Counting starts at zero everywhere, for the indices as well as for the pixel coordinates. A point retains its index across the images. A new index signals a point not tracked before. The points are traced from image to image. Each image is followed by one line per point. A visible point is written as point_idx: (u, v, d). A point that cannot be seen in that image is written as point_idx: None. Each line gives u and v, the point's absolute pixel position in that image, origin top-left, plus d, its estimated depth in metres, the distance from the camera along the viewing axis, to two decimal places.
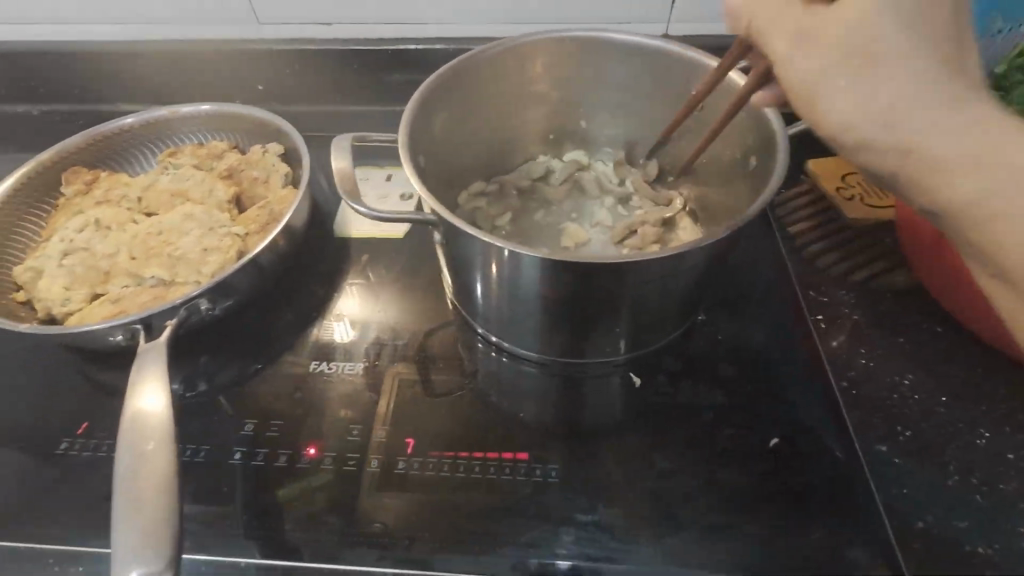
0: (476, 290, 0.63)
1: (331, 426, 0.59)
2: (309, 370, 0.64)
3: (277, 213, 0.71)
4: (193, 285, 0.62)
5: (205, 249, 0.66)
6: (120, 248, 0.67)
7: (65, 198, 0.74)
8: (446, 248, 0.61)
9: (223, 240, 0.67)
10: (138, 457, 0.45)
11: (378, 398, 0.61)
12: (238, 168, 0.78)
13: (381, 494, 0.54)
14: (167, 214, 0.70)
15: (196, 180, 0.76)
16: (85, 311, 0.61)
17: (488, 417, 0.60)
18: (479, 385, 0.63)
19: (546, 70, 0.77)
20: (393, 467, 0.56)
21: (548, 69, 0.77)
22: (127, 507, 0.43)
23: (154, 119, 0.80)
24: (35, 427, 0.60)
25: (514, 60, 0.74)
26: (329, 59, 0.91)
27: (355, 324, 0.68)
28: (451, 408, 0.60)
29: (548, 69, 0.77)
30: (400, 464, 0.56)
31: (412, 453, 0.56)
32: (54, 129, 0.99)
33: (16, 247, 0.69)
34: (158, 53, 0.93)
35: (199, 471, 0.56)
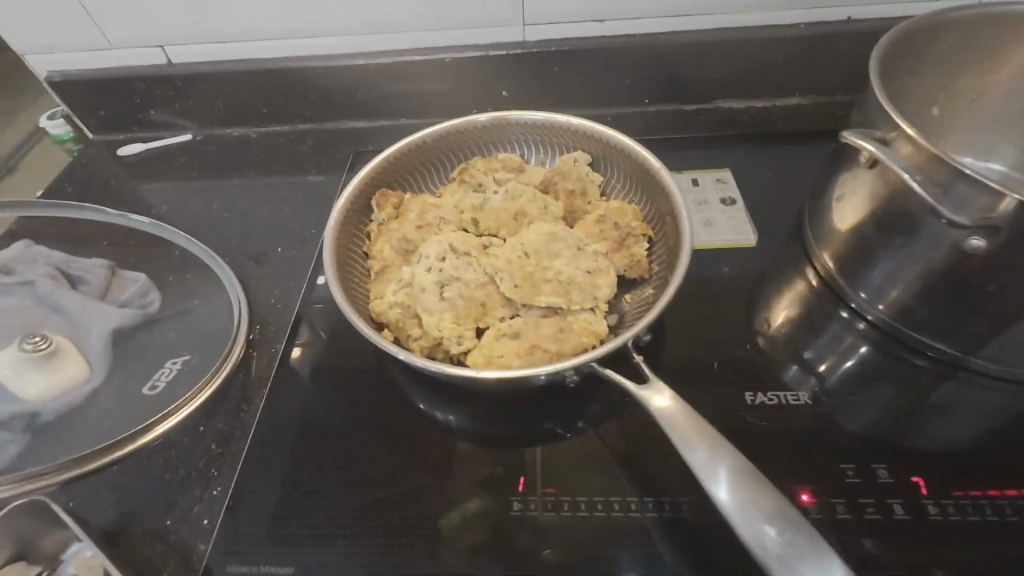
0: (948, 310, 0.57)
1: (820, 469, 0.54)
2: (747, 404, 0.59)
3: (636, 229, 0.65)
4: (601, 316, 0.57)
5: (590, 271, 0.59)
6: (488, 275, 0.60)
7: (377, 223, 0.68)
8: (897, 252, 0.57)
9: (598, 260, 0.61)
10: (699, 448, 0.48)
11: (843, 433, 0.57)
12: (551, 180, 0.71)
13: (928, 545, 0.49)
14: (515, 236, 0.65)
15: (530, 197, 0.68)
16: (486, 348, 0.56)
17: (952, 432, 0.57)
18: (949, 410, 0.59)
19: (948, 51, 0.71)
20: (921, 513, 0.51)
21: (949, 51, 0.71)
22: (724, 483, 0.46)
23: (444, 134, 0.74)
24: (467, 485, 0.54)
25: (917, 46, 0.68)
26: (593, 61, 0.85)
27: (757, 343, 0.64)
28: (932, 441, 0.56)
29: (949, 52, 0.71)
30: (928, 508, 0.51)
31: (929, 495, 0.52)
32: (287, 152, 0.94)
33: (354, 277, 0.63)
34: (402, 66, 0.87)
35: (699, 529, 0.51)
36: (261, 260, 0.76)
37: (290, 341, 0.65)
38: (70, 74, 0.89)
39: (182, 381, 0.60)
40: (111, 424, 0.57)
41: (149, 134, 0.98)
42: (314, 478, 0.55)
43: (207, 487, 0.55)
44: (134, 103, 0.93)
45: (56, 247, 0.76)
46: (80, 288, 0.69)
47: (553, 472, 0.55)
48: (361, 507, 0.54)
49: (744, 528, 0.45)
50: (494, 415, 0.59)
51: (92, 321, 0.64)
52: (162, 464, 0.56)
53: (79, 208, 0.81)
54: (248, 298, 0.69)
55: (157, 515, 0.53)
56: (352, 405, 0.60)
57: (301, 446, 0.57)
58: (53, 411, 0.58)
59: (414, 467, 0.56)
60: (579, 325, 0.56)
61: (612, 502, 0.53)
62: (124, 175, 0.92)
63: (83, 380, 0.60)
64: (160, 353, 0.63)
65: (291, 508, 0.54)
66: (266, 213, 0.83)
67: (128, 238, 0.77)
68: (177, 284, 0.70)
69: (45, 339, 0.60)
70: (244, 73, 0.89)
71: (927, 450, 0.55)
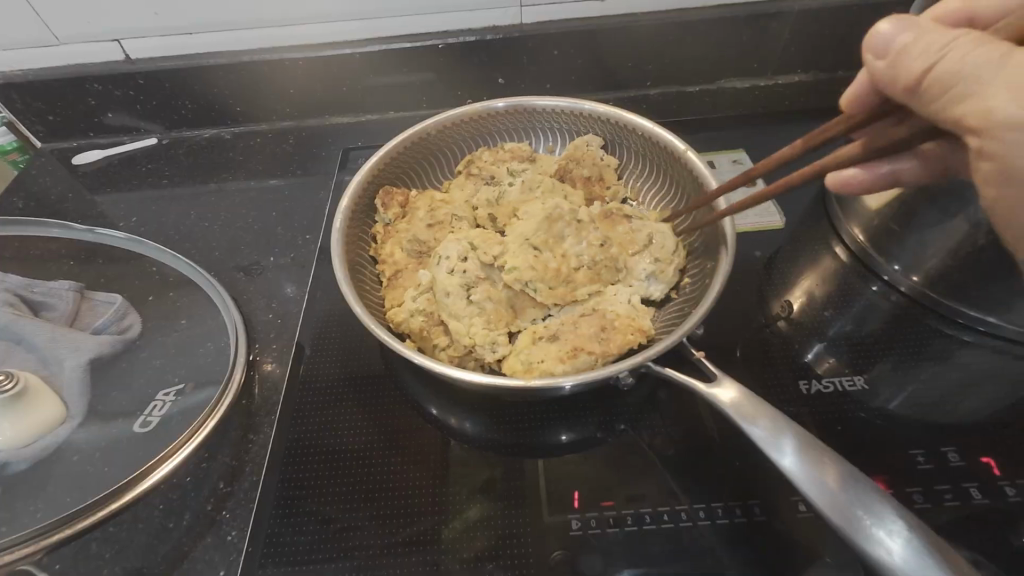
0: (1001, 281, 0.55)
1: (886, 455, 0.51)
2: (802, 393, 0.55)
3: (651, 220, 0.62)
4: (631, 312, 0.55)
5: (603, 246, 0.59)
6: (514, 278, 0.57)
7: (385, 224, 0.63)
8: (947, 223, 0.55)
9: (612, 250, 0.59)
10: (768, 430, 0.44)
11: (900, 417, 0.54)
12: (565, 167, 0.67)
13: (1011, 529, 0.46)
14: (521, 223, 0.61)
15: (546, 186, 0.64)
16: (521, 353, 0.53)
17: (1013, 402, 0.54)
18: (1005, 382, 0.56)
19: None
20: (1001, 495, 0.48)
21: None
22: (790, 452, 0.43)
23: (446, 125, 0.69)
24: (514, 505, 0.49)
25: None
26: (592, 42, 0.80)
27: (800, 326, 0.61)
28: (993, 417, 0.53)
29: None
30: (1006, 489, 0.48)
31: (1005, 474, 0.49)
32: (265, 152, 0.86)
33: (366, 283, 0.59)
34: (390, 55, 0.80)
35: (771, 531, 0.47)
36: (252, 272, 0.69)
37: (297, 360, 0.59)
38: (11, 75, 0.79)
39: (177, 415, 0.53)
40: (97, 470, 0.49)
41: (108, 140, 0.88)
42: (341, 511, 0.49)
43: (219, 532, 0.48)
44: (88, 106, 0.83)
45: (13, 271, 0.67)
46: (45, 315, 0.61)
47: (608, 484, 0.50)
48: (400, 539, 0.47)
49: (817, 496, 0.41)
50: (534, 424, 0.54)
51: (64, 352, 0.56)
52: (164, 510, 0.49)
53: (39, 224, 0.72)
54: (243, 315, 0.63)
55: (165, 569, 0.47)
56: (376, 425, 0.54)
57: (322, 476, 0.51)
58: (26, 459, 0.50)
59: (453, 490, 0.50)
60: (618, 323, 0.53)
61: (678, 511, 0.48)
62: (82, 186, 0.83)
63: (61, 421, 0.52)
64: (148, 383, 0.56)
65: (319, 548, 0.47)
66: (251, 220, 0.76)
67: (96, 256, 0.69)
68: (159, 304, 0.63)
69: (11, 377, 0.50)
70: (214, 68, 0.80)
71: (993, 424, 0.52)
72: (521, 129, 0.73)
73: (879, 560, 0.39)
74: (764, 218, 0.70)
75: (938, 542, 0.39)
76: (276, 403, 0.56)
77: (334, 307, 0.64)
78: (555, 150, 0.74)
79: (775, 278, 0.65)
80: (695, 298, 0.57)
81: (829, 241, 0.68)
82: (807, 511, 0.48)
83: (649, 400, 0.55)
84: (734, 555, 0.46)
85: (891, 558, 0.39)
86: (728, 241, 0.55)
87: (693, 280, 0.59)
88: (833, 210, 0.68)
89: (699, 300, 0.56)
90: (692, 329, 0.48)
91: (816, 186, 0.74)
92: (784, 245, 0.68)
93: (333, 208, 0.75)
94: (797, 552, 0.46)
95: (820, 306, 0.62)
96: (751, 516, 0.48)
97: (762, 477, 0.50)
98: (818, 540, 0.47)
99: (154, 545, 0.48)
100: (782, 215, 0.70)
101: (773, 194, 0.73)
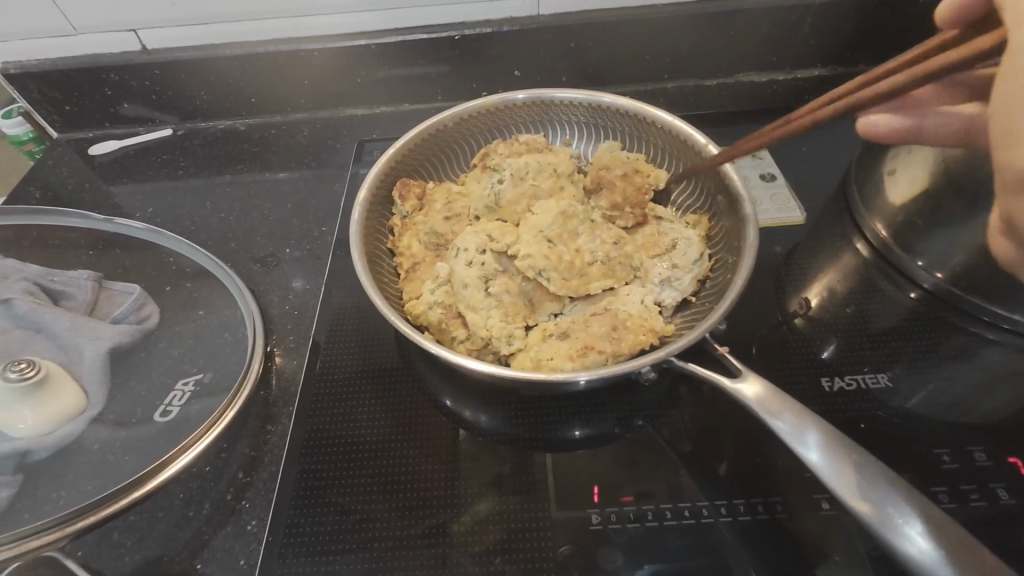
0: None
1: (910, 454, 0.50)
2: (825, 390, 0.55)
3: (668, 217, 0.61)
4: (648, 308, 0.54)
5: (617, 242, 0.58)
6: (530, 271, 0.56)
7: (401, 217, 0.63)
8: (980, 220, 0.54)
9: (627, 247, 0.58)
10: (794, 424, 0.44)
11: (924, 415, 0.53)
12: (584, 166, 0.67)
13: None
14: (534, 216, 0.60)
15: (562, 179, 0.64)
16: (532, 350, 0.52)
17: None
18: None
19: None
20: None
21: None
22: (815, 447, 0.43)
23: (463, 117, 0.69)
24: (533, 499, 0.49)
25: None
26: (610, 33, 0.79)
27: (821, 323, 0.60)
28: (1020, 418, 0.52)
29: None
30: None
31: None
32: (280, 143, 0.86)
33: (384, 274, 0.58)
34: (405, 46, 0.80)
35: (794, 529, 0.47)
36: (268, 264, 0.69)
37: (314, 352, 0.59)
38: (28, 66, 0.79)
39: (195, 404, 0.53)
40: (118, 459, 0.50)
41: (123, 131, 0.89)
42: (360, 502, 0.49)
43: (238, 521, 0.48)
44: (104, 97, 0.84)
45: (32, 261, 0.67)
46: (64, 304, 0.61)
47: (628, 478, 0.50)
48: (419, 531, 0.47)
49: (844, 492, 0.41)
50: (552, 418, 0.54)
51: (83, 341, 0.56)
52: (184, 499, 0.50)
53: (55, 213, 0.72)
54: (259, 306, 0.62)
55: (186, 558, 0.47)
56: (393, 417, 0.54)
57: (341, 467, 0.51)
58: (46, 448, 0.50)
59: (472, 483, 0.50)
60: (635, 317, 0.53)
61: (699, 508, 0.48)
62: (98, 176, 0.83)
63: (80, 410, 0.53)
64: (167, 373, 0.57)
65: (338, 539, 0.47)
66: (266, 212, 0.76)
67: (114, 246, 0.69)
68: (177, 294, 0.63)
69: (33, 363, 0.51)
70: (228, 58, 0.80)
71: (1020, 424, 0.52)
72: (536, 122, 0.72)
73: (908, 557, 0.39)
74: (784, 214, 0.69)
75: (968, 540, 0.39)
76: (294, 394, 0.56)
77: (351, 300, 0.64)
78: (572, 143, 0.73)
79: (795, 274, 0.64)
80: (716, 295, 0.56)
81: (850, 237, 0.67)
82: (830, 509, 0.47)
83: (668, 395, 0.55)
84: (753, 552, 0.46)
85: (920, 555, 0.38)
86: (748, 235, 0.54)
87: (713, 275, 0.58)
88: (855, 206, 0.67)
89: (719, 296, 0.55)
90: (716, 323, 0.48)
91: (837, 181, 0.73)
92: (803, 241, 0.67)
93: (348, 200, 0.75)
94: (819, 551, 0.46)
95: (842, 303, 0.62)
96: (774, 512, 0.47)
97: (783, 473, 0.49)
98: (840, 540, 0.46)
99: (175, 534, 0.48)
100: (802, 210, 0.70)
101: (793, 189, 0.72)
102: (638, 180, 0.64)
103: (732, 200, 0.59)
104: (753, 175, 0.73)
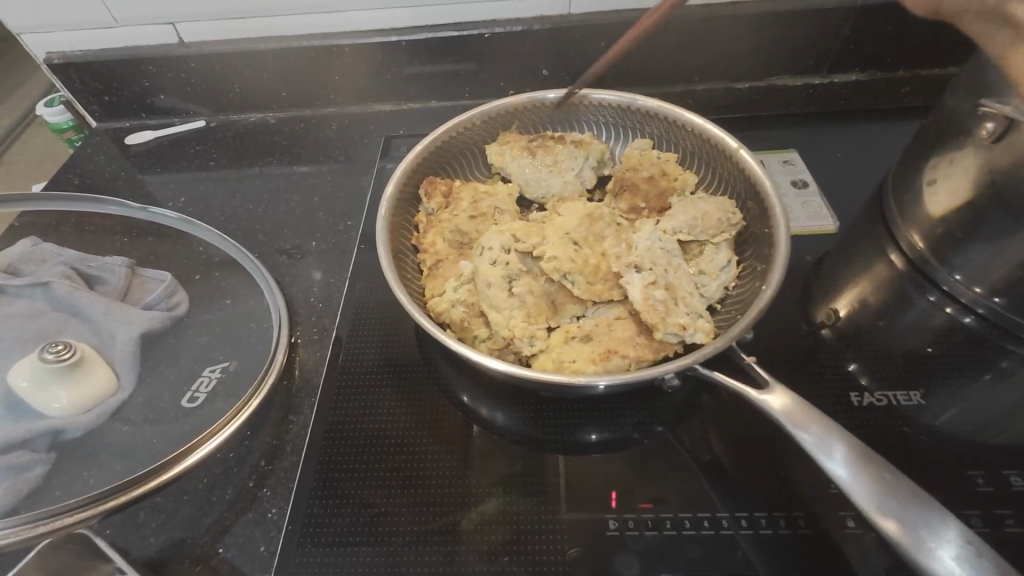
0: None
1: (942, 475, 0.49)
2: (853, 405, 0.53)
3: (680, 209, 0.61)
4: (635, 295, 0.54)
5: None
6: None
7: (427, 214, 0.64)
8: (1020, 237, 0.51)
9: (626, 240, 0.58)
10: (822, 437, 0.42)
11: (956, 434, 0.51)
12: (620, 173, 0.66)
13: None
14: (556, 216, 0.60)
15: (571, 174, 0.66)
16: (554, 352, 0.52)
17: None
18: None
19: None
20: None
21: None
22: (843, 463, 0.41)
23: (492, 114, 0.69)
24: (547, 501, 0.49)
25: None
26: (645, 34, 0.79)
27: (851, 337, 0.58)
28: None
29: None
30: None
31: None
32: (311, 136, 0.87)
33: (408, 272, 0.58)
34: (436, 43, 0.80)
35: (818, 545, 0.45)
36: (294, 256, 0.70)
37: (336, 345, 0.60)
38: (72, 57, 0.82)
39: (221, 391, 0.54)
40: (147, 441, 0.51)
41: (159, 122, 0.91)
42: (376, 496, 0.49)
43: (259, 509, 0.49)
44: (142, 88, 0.86)
45: (71, 246, 0.69)
46: (98, 289, 0.63)
47: (646, 484, 0.49)
48: (434, 527, 0.48)
49: (873, 511, 0.40)
50: (571, 421, 0.54)
51: (117, 326, 0.58)
52: (207, 484, 0.51)
53: (92, 199, 0.74)
54: (284, 297, 0.63)
55: (208, 542, 0.47)
56: (411, 413, 0.55)
57: (360, 460, 0.52)
58: (80, 427, 0.51)
59: (485, 482, 0.50)
60: (648, 312, 0.51)
61: (718, 518, 0.47)
62: (134, 165, 0.86)
63: (111, 392, 0.54)
64: (194, 359, 0.58)
65: (354, 531, 0.48)
66: (293, 204, 0.77)
67: (147, 234, 0.71)
68: (206, 284, 0.64)
69: (68, 346, 0.53)
70: (261, 52, 0.81)
71: None
72: (564, 122, 0.72)
73: None
74: (816, 222, 0.68)
75: (1001, 563, 0.37)
76: (316, 385, 0.57)
77: (374, 295, 0.65)
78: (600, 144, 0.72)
79: (825, 283, 0.63)
80: (742, 302, 0.55)
81: (884, 249, 0.65)
82: (855, 527, 0.46)
83: (690, 402, 0.54)
84: (773, 567, 0.45)
85: None
86: (779, 242, 0.53)
87: (740, 282, 0.57)
88: (891, 217, 0.65)
89: (749, 302, 0.54)
90: (742, 331, 0.47)
91: (873, 190, 0.71)
92: (835, 250, 0.65)
93: (375, 195, 0.76)
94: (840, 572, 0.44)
95: (872, 314, 0.60)
96: (799, 527, 0.46)
97: (809, 488, 0.48)
98: (863, 561, 0.45)
99: (199, 518, 0.49)
100: (835, 218, 0.68)
101: (825, 198, 0.71)
102: (665, 183, 0.64)
103: (764, 207, 0.57)
104: (788, 184, 0.71)
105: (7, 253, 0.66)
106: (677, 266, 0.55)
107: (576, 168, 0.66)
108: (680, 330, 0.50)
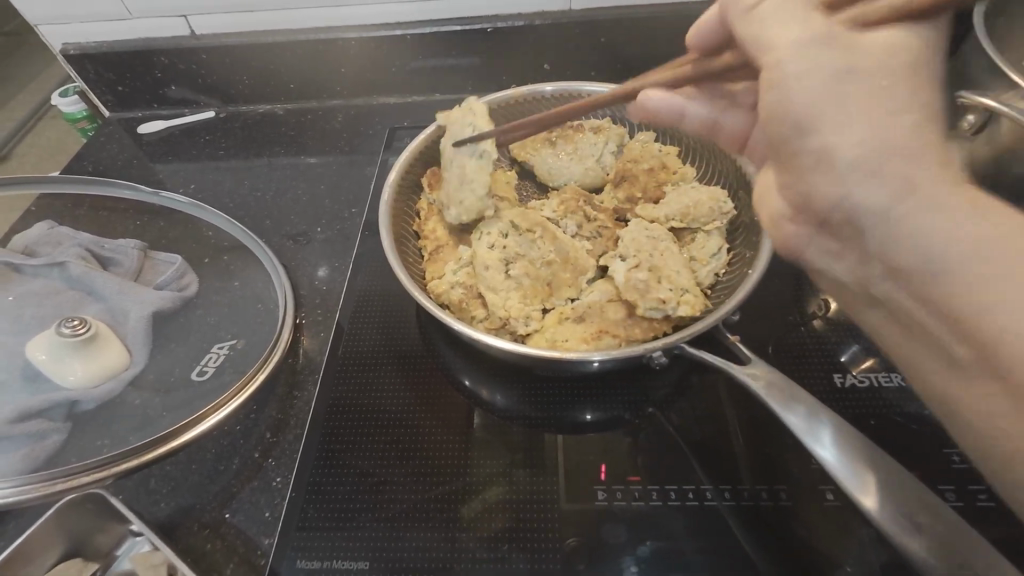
0: None
1: (921, 453, 0.51)
2: (837, 386, 0.55)
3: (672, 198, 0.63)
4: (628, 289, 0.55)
5: None
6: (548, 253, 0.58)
7: (429, 201, 0.66)
8: None
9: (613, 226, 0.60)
10: (805, 414, 0.44)
11: (936, 414, 0.53)
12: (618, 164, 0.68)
13: None
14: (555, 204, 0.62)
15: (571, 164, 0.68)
16: (548, 332, 0.54)
17: None
18: None
19: None
20: None
21: None
22: (824, 438, 0.43)
23: (494, 105, 0.71)
24: (541, 474, 0.51)
25: None
26: (644, 30, 0.81)
27: (837, 323, 0.60)
28: None
29: None
30: None
31: None
32: (318, 127, 0.89)
33: (409, 255, 0.61)
34: (440, 37, 0.82)
35: (798, 517, 0.48)
36: (300, 241, 0.72)
37: (340, 325, 0.62)
38: (87, 48, 0.84)
39: (229, 367, 0.56)
40: (158, 413, 0.53)
41: (170, 112, 0.93)
42: (375, 467, 0.52)
43: (265, 478, 0.51)
44: (154, 79, 0.88)
45: (85, 229, 0.72)
46: (111, 270, 0.65)
47: (635, 459, 0.51)
48: (431, 497, 0.50)
49: (850, 483, 0.42)
50: (564, 399, 0.56)
51: (130, 305, 0.60)
52: (215, 454, 0.53)
53: (105, 185, 0.76)
54: (290, 280, 0.66)
55: (215, 508, 0.50)
56: (410, 391, 0.57)
57: (361, 433, 0.54)
58: (94, 399, 0.54)
59: (481, 455, 0.52)
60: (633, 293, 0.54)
61: (703, 491, 0.49)
62: (145, 154, 0.88)
63: (124, 366, 0.57)
64: (203, 337, 0.60)
65: (355, 499, 0.50)
66: (300, 192, 0.79)
67: (158, 218, 0.73)
68: (214, 266, 0.67)
69: (84, 322, 0.56)
70: (271, 45, 0.84)
71: None
72: None
73: (906, 546, 0.40)
74: None
75: (963, 528, 0.40)
76: (320, 363, 0.59)
77: (376, 278, 0.67)
78: None
79: None
80: (731, 287, 0.57)
81: None
82: (834, 500, 0.48)
83: (680, 383, 0.56)
84: (754, 537, 0.47)
85: (918, 546, 0.39)
86: None
87: (730, 269, 0.59)
88: None
89: (736, 287, 0.56)
90: (728, 312, 0.49)
91: None
92: None
93: (379, 184, 0.78)
94: (818, 540, 0.47)
95: None
96: (780, 499, 0.48)
97: (790, 464, 0.50)
98: (841, 531, 0.47)
99: (207, 485, 0.51)
100: None
101: None
102: (663, 175, 0.65)
103: (754, 196, 0.59)
104: None
105: (25, 235, 0.69)
106: (669, 251, 0.57)
107: (596, 155, 0.69)
108: (665, 307, 0.52)
